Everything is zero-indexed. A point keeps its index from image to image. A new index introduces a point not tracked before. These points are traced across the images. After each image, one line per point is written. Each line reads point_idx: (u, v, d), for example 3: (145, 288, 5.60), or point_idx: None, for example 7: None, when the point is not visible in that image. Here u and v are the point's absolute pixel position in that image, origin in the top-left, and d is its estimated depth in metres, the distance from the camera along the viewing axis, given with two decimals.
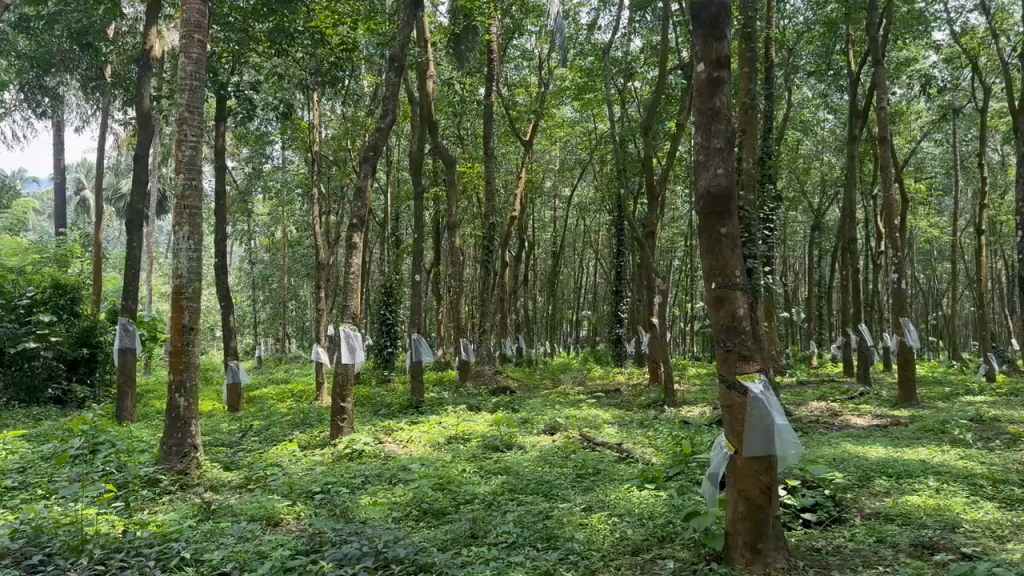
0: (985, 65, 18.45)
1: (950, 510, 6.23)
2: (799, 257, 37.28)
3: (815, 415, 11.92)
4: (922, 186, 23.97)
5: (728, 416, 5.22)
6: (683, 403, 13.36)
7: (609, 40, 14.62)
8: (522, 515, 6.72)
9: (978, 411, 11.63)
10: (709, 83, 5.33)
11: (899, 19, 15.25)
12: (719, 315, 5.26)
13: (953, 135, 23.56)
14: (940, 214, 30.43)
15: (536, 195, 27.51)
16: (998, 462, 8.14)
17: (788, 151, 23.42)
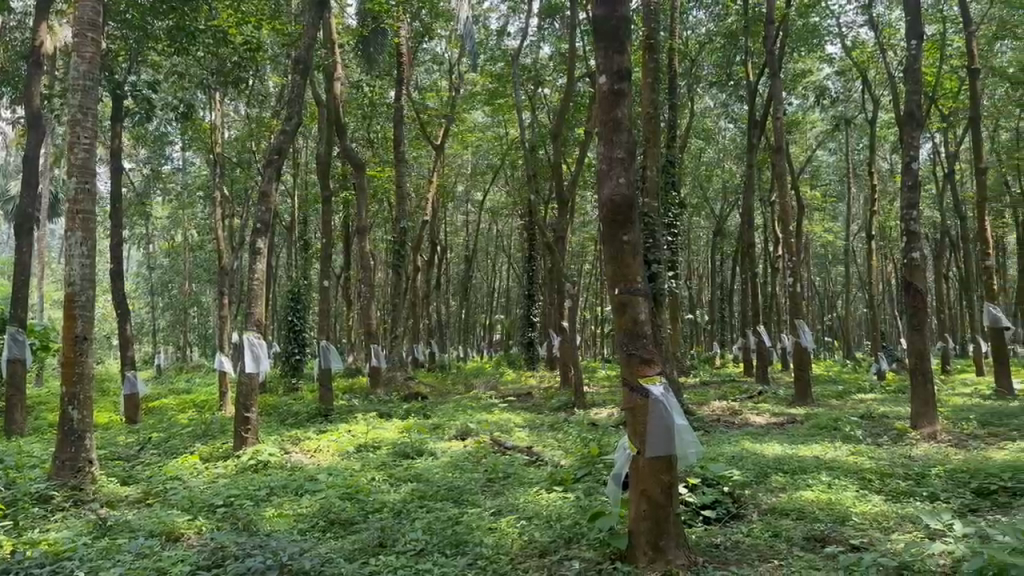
0: (874, 78, 19.39)
1: (840, 504, 6.56)
2: (704, 261, 38.39)
3: (717, 414, 12.32)
4: (817, 194, 25.06)
5: (631, 418, 5.35)
6: (592, 405, 13.60)
7: (518, 47, 14.72)
8: (432, 521, 6.73)
9: (867, 408, 12.26)
10: (611, 95, 5.47)
11: (795, 32, 15.87)
12: (621, 320, 5.40)
13: (845, 144, 24.69)
14: (834, 220, 31.89)
15: (447, 200, 27.47)
16: (885, 456, 8.60)
17: (692, 158, 24.12)
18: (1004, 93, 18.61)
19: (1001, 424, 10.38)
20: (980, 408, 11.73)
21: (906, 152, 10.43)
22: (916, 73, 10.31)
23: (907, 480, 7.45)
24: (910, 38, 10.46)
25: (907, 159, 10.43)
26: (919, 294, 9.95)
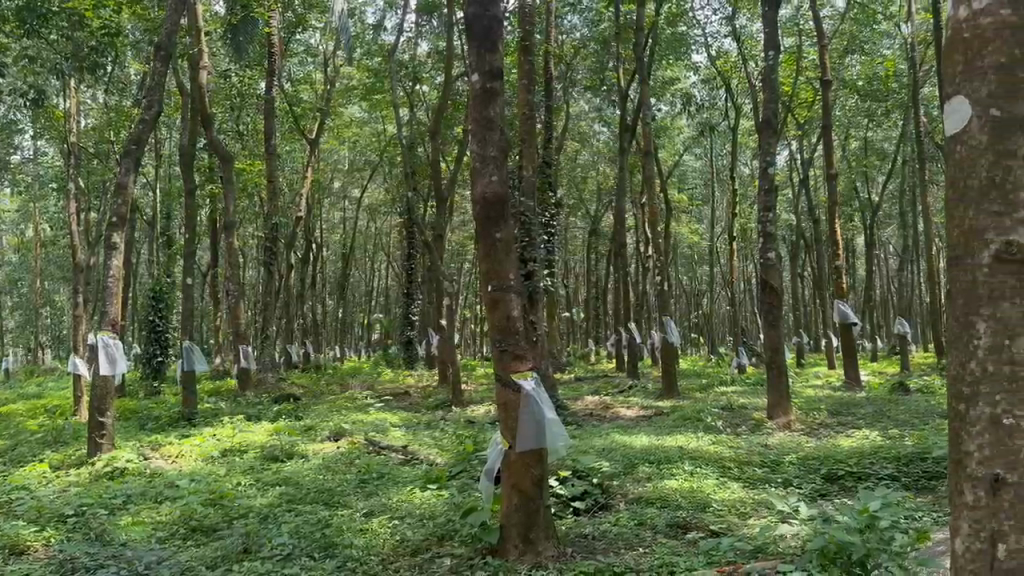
0: (737, 87, 20.32)
1: (701, 492, 6.83)
2: (579, 260, 39.22)
3: (589, 409, 12.60)
4: (684, 197, 26.07)
5: (502, 414, 5.40)
6: (468, 403, 13.63)
7: (394, 43, 14.54)
8: (300, 525, 6.57)
9: (728, 400, 12.86)
10: (484, 93, 5.51)
11: (665, 41, 16.38)
12: (493, 317, 5.44)
13: (711, 150, 25.71)
14: (701, 222, 33.22)
15: (322, 196, 26.86)
16: (744, 445, 9.04)
17: (567, 160, 24.54)
18: (853, 105, 19.84)
19: (848, 413, 11.09)
20: (830, 398, 12.51)
21: (763, 158, 10.93)
22: (773, 84, 10.81)
23: (763, 468, 7.85)
24: (768, 48, 10.98)
25: (763, 164, 10.95)
26: (774, 292, 10.48)
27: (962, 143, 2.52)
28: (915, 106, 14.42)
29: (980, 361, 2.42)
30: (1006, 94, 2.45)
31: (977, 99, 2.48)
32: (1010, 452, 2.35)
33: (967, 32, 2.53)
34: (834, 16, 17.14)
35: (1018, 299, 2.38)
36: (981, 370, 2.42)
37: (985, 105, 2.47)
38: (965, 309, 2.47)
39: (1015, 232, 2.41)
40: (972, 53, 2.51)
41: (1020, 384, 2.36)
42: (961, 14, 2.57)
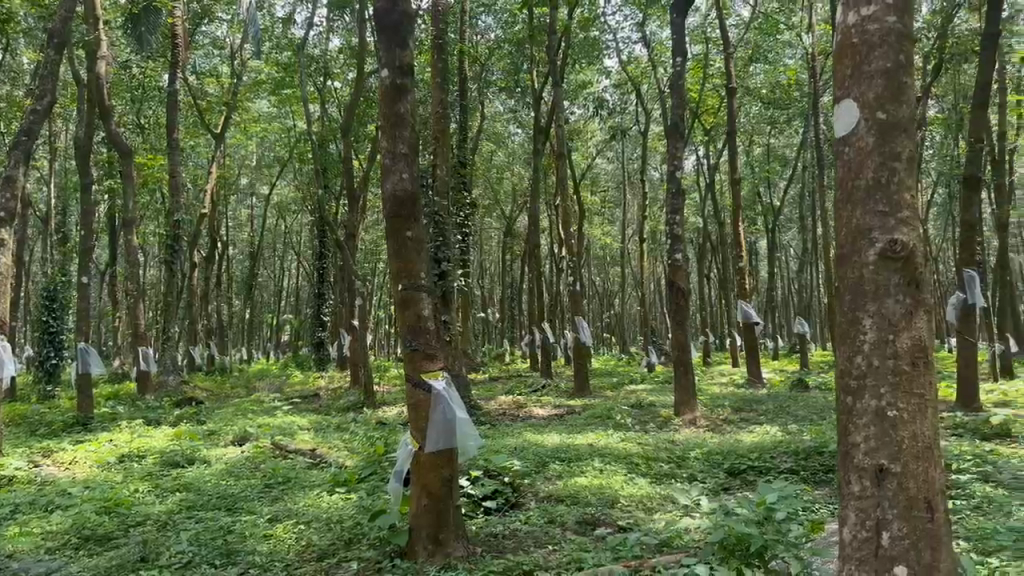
0: (647, 92, 20.69)
1: (610, 488, 6.91)
2: (493, 261, 39.24)
3: (502, 408, 12.62)
4: (597, 199, 26.39)
5: (413, 413, 5.30)
6: (380, 404, 13.46)
7: (304, 38, 14.21)
8: (200, 532, 6.34)
9: (637, 398, 13.09)
10: (393, 89, 5.42)
11: (579, 45, 16.51)
12: (404, 315, 5.34)
13: (623, 153, 26.09)
14: (613, 225, 33.67)
15: (229, 193, 26.07)
16: (652, 442, 9.20)
17: (482, 160, 24.49)
18: (758, 113, 20.42)
19: (752, 410, 11.43)
20: (735, 395, 12.87)
21: (670, 162, 11.10)
22: (681, 90, 11.02)
23: (669, 463, 8.00)
24: (677, 55, 11.16)
25: (671, 168, 11.15)
26: (681, 293, 10.71)
27: (851, 145, 2.61)
28: (815, 115, 14.92)
29: (866, 355, 2.51)
30: (890, 98, 2.55)
31: (864, 102, 2.58)
32: (894, 443, 2.45)
33: (855, 38, 2.62)
34: (740, 25, 17.59)
35: (901, 296, 2.48)
36: (867, 364, 2.51)
37: (871, 109, 2.56)
38: (852, 306, 2.56)
39: (897, 232, 2.51)
40: (859, 58, 2.60)
41: (901, 376, 2.46)
42: (850, 20, 2.66)
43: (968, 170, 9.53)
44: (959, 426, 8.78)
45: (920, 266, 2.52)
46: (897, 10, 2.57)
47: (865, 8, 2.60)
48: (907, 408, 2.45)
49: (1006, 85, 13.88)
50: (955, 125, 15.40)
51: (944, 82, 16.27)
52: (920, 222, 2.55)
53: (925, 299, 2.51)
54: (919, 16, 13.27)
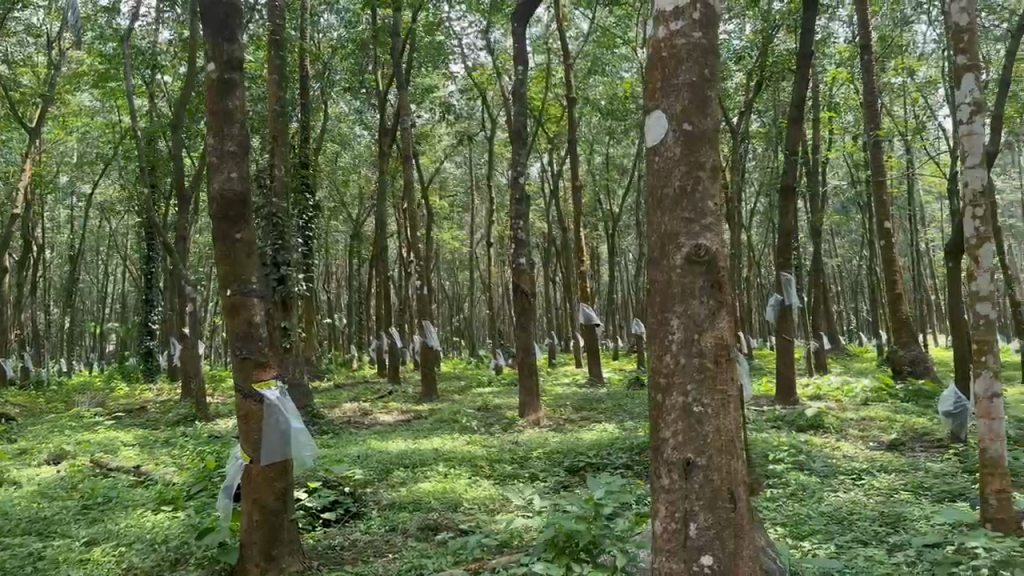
0: (493, 97, 20.86)
1: (452, 492, 6.90)
2: (339, 265, 38.37)
3: (346, 416, 12.35)
4: (445, 204, 26.34)
5: (242, 425, 4.95)
6: (215, 416, 12.84)
7: (129, 28, 13.32)
8: (5, 560, 5.82)
9: (483, 401, 13.15)
10: (220, 85, 5.04)
11: (424, 49, 16.36)
12: (232, 323, 4.91)
13: (469, 159, 26.15)
14: (461, 229, 33.75)
15: (46, 191, 24.05)
16: (496, 444, 9.26)
17: (326, 162, 23.86)
18: (598, 122, 21.02)
19: (591, 409, 11.75)
20: (577, 395, 13.20)
21: (513, 167, 11.20)
22: (522, 97, 11.13)
23: (513, 464, 8.07)
24: (519, 62, 11.24)
25: (515, 174, 11.25)
26: (525, 295, 10.83)
27: (659, 154, 2.72)
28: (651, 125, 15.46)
29: (674, 354, 2.62)
30: (695, 111, 2.69)
31: (674, 114, 2.70)
32: (698, 437, 2.57)
33: (665, 51, 2.74)
34: (579, 37, 18.04)
35: (706, 298, 2.61)
36: (675, 363, 2.63)
37: (679, 120, 2.69)
38: (661, 307, 2.67)
39: (702, 237, 2.65)
40: (669, 71, 2.72)
41: (706, 374, 2.59)
42: (659, 34, 2.78)
43: (786, 181, 10.19)
44: (778, 420, 9.40)
45: (722, 269, 2.67)
46: (702, 26, 2.72)
47: (673, 23, 2.74)
48: (712, 402, 2.58)
49: (819, 103, 14.98)
50: (775, 139, 16.47)
51: (765, 98, 17.36)
52: (722, 228, 2.71)
53: (727, 300, 2.67)
54: (744, 34, 14.02)
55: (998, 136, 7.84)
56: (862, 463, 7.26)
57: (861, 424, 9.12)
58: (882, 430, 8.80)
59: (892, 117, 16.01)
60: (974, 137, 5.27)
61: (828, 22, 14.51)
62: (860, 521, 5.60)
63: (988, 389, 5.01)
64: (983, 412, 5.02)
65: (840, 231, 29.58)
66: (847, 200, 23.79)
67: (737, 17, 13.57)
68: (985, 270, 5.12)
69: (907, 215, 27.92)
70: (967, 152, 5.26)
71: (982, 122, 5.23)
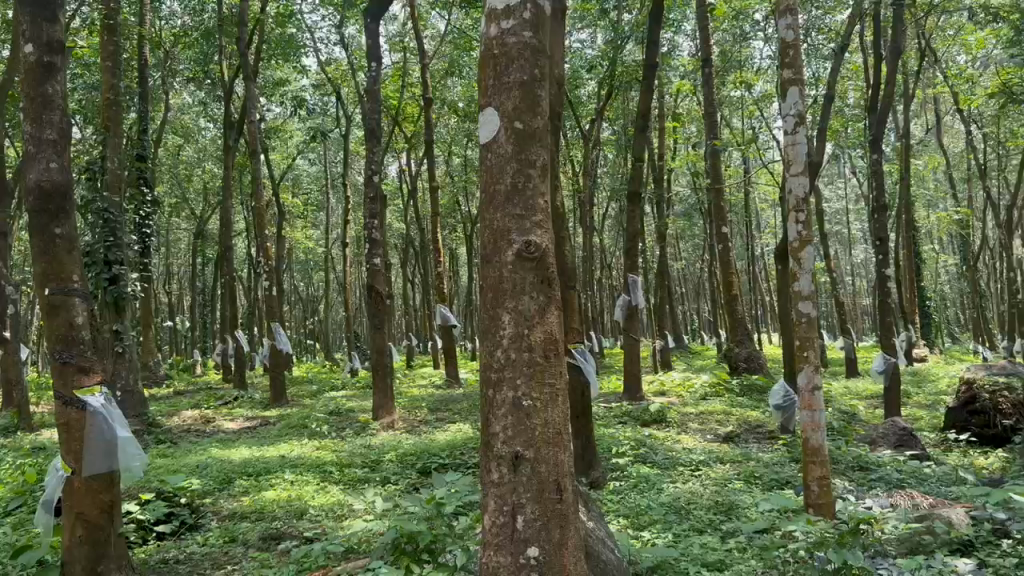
0: (347, 94, 20.36)
1: (298, 499, 6.69)
2: (183, 265, 36.41)
3: (187, 423, 11.76)
4: (297, 202, 25.55)
5: (61, 435, 4.44)
6: (38, 427, 11.89)
7: None
8: None
9: (335, 405, 12.88)
10: (37, 68, 4.50)
11: (273, 41, 15.74)
12: (49, 326, 4.44)
13: (323, 157, 25.50)
14: (315, 228, 32.85)
15: None
16: (346, 448, 9.06)
17: (168, 156, 22.57)
18: (455, 124, 20.99)
19: (445, 410, 11.72)
20: (430, 396, 13.14)
21: (367, 166, 10.96)
22: (375, 94, 10.93)
23: (363, 468, 7.92)
24: (373, 58, 10.99)
25: (369, 173, 11.03)
26: (379, 296, 10.65)
27: (491, 152, 2.74)
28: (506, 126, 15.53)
29: (504, 349, 2.64)
30: (525, 109, 2.73)
31: (504, 111, 2.72)
32: (529, 431, 2.60)
33: (495, 49, 2.76)
34: (435, 37, 17.97)
35: (535, 293, 2.65)
36: (505, 358, 2.64)
37: (510, 118, 2.71)
38: (493, 303, 2.68)
39: (532, 234, 2.68)
40: (499, 69, 2.75)
41: (535, 368, 2.63)
42: (490, 32, 2.79)
43: (633, 187, 10.52)
44: (624, 415, 9.71)
45: (551, 267, 2.71)
46: (532, 26, 2.76)
47: (504, 21, 2.76)
48: (540, 396, 2.63)
49: (665, 112, 15.54)
50: (624, 146, 16.99)
51: (616, 106, 17.91)
52: (552, 225, 2.75)
53: (555, 297, 2.73)
54: (596, 42, 14.32)
55: (823, 147, 8.40)
56: (699, 455, 7.62)
57: (700, 418, 9.56)
58: (719, 423, 9.27)
59: (731, 128, 16.88)
60: (797, 147, 5.61)
61: (673, 36, 15.12)
62: (696, 510, 5.87)
63: (810, 382, 5.35)
64: (805, 404, 5.36)
65: (685, 235, 30.93)
66: (692, 207, 24.91)
67: (589, 26, 13.91)
68: (806, 271, 5.48)
69: (745, 221, 29.53)
70: (792, 160, 5.60)
71: (805, 133, 5.59)
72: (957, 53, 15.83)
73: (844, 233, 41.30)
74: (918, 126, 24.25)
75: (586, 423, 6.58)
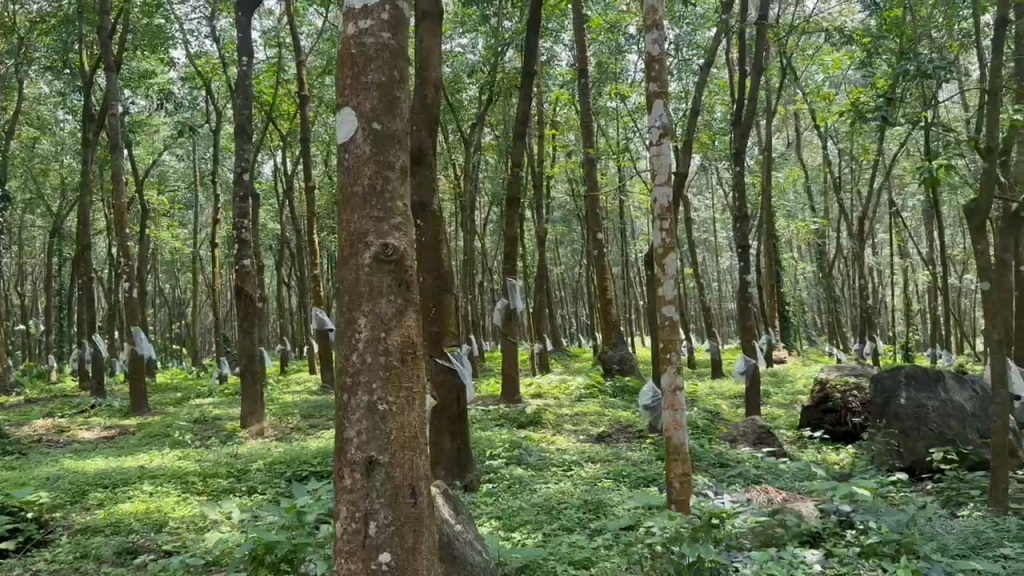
0: (218, 88, 19.63)
1: (156, 512, 6.38)
2: (36, 265, 34.11)
3: (37, 433, 11.04)
4: (165, 199, 24.39)
5: None
6: None
7: None
8: None
9: (201, 412, 12.40)
10: None
11: (139, 30, 14.98)
12: None
13: (193, 154, 24.48)
14: (184, 227, 31.50)
15: None
16: (211, 457, 8.73)
17: (21, 148, 21.10)
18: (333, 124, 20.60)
19: (318, 417, 11.47)
20: (303, 402, 12.83)
21: (237, 164, 10.58)
22: (247, 90, 10.58)
23: (228, 478, 7.63)
24: (246, 53, 10.63)
25: (240, 171, 10.65)
26: (249, 299, 10.31)
27: (349, 152, 2.70)
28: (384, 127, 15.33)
29: (360, 353, 2.61)
30: (384, 110, 2.71)
31: (362, 111, 2.70)
32: (385, 435, 2.58)
33: (353, 48, 2.73)
34: (312, 34, 17.56)
35: (393, 296, 2.64)
36: (361, 361, 2.61)
37: (367, 119, 2.69)
38: (349, 305, 2.64)
39: (390, 236, 2.66)
40: (356, 69, 2.71)
41: (392, 372, 2.61)
42: (348, 31, 2.76)
43: (510, 193, 10.60)
44: (500, 418, 9.78)
45: (409, 269, 2.70)
46: (391, 27, 2.75)
47: (362, 21, 2.73)
48: (396, 400, 2.61)
49: (544, 118, 15.74)
50: (504, 151, 17.12)
51: (496, 112, 18.02)
52: (410, 228, 2.74)
53: (413, 299, 2.72)
54: (477, 48, 14.37)
55: (688, 159, 8.73)
56: (572, 455, 7.76)
57: (574, 419, 9.73)
58: (591, 425, 9.47)
59: (607, 136, 17.31)
60: (662, 157, 5.80)
61: (552, 45, 15.37)
62: (566, 509, 5.96)
63: (673, 383, 5.55)
64: (668, 404, 5.54)
65: (563, 241, 31.46)
66: (569, 214, 25.37)
67: (470, 31, 13.97)
68: (670, 277, 5.67)
69: (620, 228, 30.31)
70: (657, 170, 5.79)
71: (669, 144, 5.78)
72: (816, 72, 16.78)
73: (711, 241, 43.12)
74: (780, 140, 25.57)
75: (462, 427, 6.57)
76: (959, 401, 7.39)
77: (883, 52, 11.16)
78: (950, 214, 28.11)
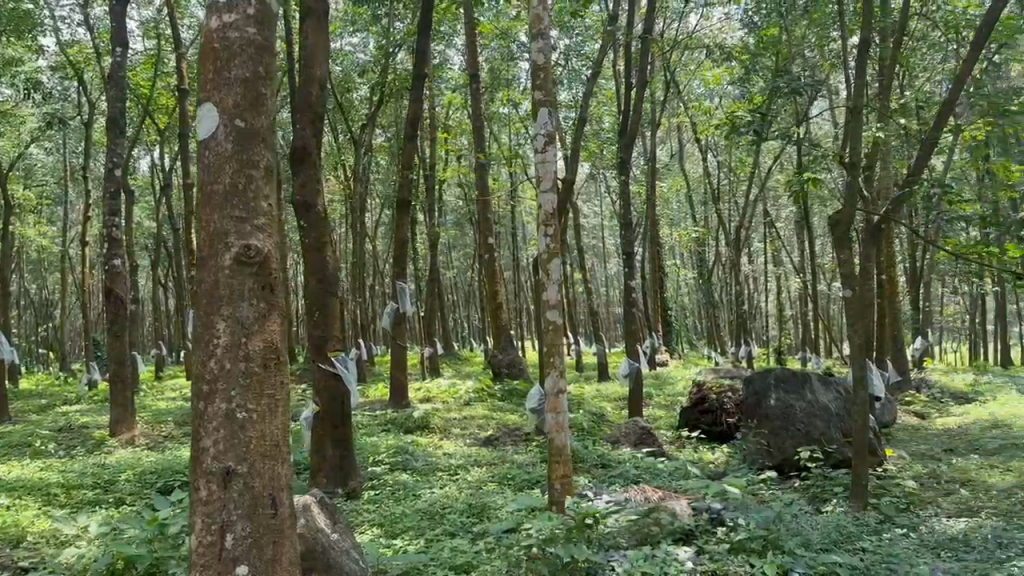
0: (92, 79, 18.66)
1: (13, 526, 6.00)
2: None
3: None
4: (32, 194, 22.99)
5: None
6: None
7: None
8: None
9: (67, 420, 11.73)
10: None
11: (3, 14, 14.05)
12: None
13: (64, 148, 23.17)
14: (53, 224, 29.73)
15: None
16: (76, 467, 8.28)
17: None
18: None
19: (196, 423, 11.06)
20: (179, 409, 12.33)
21: (108, 160, 10.07)
22: (120, 82, 10.08)
23: (94, 489, 7.26)
24: (120, 44, 10.15)
25: (112, 166, 10.14)
26: (121, 301, 9.85)
27: (209, 149, 2.60)
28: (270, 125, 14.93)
29: (218, 359, 2.52)
30: (248, 108, 2.63)
31: (224, 108, 2.60)
32: (243, 444, 2.51)
33: (216, 42, 2.63)
34: (195, 28, 16.92)
35: (255, 300, 2.56)
36: (219, 368, 2.52)
37: (230, 116, 2.60)
38: (207, 309, 2.55)
39: (253, 238, 2.59)
40: (219, 64, 2.62)
41: (252, 379, 2.54)
42: (211, 24, 2.66)
43: (399, 195, 10.50)
44: (386, 422, 9.69)
45: (273, 272, 2.64)
46: (256, 23, 2.67)
47: (226, 14, 2.64)
48: (256, 408, 2.54)
49: (435, 121, 15.69)
50: (395, 153, 16.98)
51: (386, 113, 17.83)
52: (274, 229, 2.68)
53: (278, 303, 2.65)
54: (367, 49, 14.18)
55: (575, 166, 8.87)
56: (457, 459, 7.75)
57: (461, 423, 9.72)
58: (478, 428, 9.49)
59: (497, 141, 17.43)
60: (547, 164, 5.88)
61: (444, 48, 15.34)
62: (449, 514, 5.94)
63: (556, 387, 5.61)
64: (551, 406, 5.60)
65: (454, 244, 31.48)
66: (460, 217, 25.41)
67: (360, 30, 13.78)
68: (555, 281, 5.74)
69: (511, 233, 30.58)
70: (542, 176, 5.85)
71: (554, 152, 5.86)
72: (697, 86, 17.40)
73: (598, 247, 44.02)
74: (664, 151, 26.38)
75: (345, 433, 6.46)
76: (824, 401, 7.76)
77: (757, 70, 11.68)
78: (820, 224, 29.69)
